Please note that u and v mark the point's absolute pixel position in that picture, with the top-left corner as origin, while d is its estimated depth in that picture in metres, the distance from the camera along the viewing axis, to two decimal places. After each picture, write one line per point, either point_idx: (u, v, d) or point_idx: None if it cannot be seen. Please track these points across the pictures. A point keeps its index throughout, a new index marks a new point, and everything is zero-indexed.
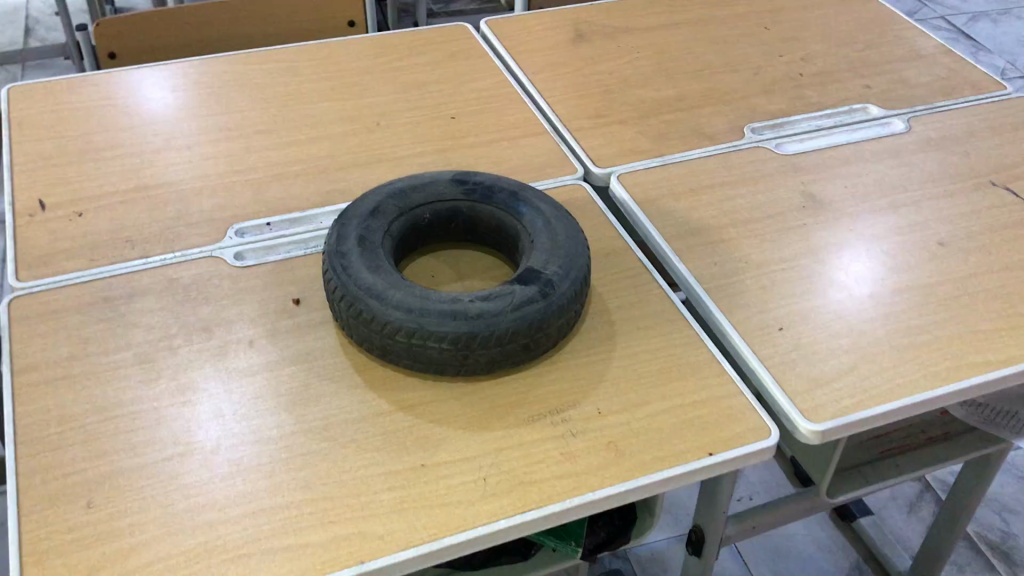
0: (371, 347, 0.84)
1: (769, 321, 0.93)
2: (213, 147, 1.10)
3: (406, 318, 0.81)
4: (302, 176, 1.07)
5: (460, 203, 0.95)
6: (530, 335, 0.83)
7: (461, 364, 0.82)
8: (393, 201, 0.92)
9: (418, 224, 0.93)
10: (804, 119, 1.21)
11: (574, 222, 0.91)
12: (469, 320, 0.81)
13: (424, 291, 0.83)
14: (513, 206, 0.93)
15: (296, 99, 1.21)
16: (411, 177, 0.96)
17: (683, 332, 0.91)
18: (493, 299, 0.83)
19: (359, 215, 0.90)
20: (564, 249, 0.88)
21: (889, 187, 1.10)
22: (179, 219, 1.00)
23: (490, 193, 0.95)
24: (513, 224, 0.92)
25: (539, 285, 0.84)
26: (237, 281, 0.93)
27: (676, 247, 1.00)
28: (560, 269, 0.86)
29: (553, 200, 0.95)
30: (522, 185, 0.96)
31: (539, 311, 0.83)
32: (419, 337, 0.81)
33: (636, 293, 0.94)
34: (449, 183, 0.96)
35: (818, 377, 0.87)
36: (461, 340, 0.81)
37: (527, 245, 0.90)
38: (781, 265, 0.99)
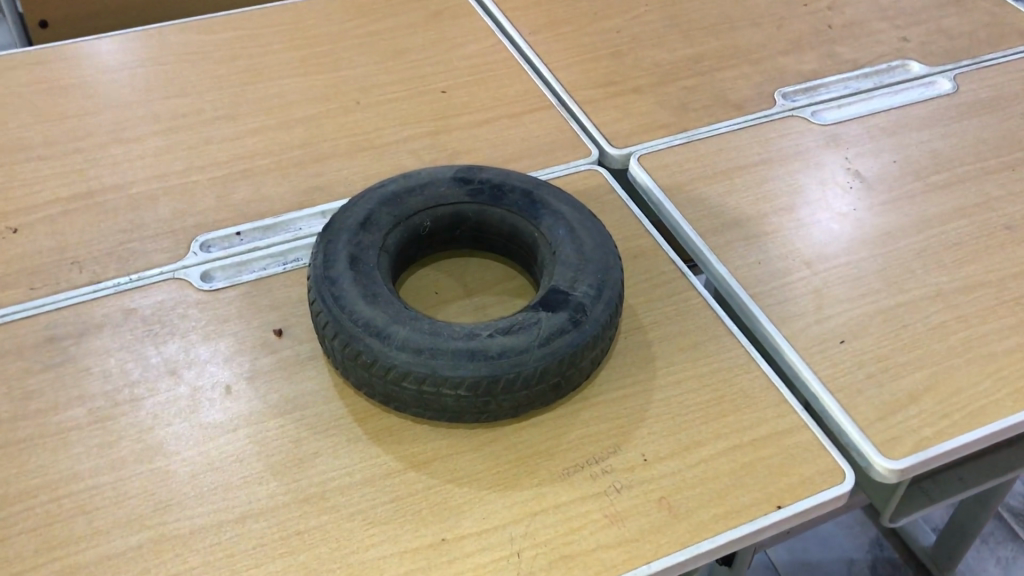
0: (374, 393, 0.71)
1: (827, 331, 0.80)
2: (169, 138, 0.95)
3: (414, 360, 0.68)
4: (274, 171, 0.92)
5: (465, 206, 0.81)
6: (562, 372, 0.70)
7: (482, 411, 0.69)
8: (386, 208, 0.78)
9: (417, 234, 0.79)
10: (839, 81, 1.08)
11: (601, 228, 0.78)
12: (489, 360, 0.68)
13: (434, 326, 0.70)
14: (528, 209, 0.79)
15: (262, 74, 1.05)
16: (405, 175, 0.82)
17: (731, 351, 0.78)
18: (516, 332, 0.70)
19: (348, 228, 0.76)
20: (594, 263, 0.75)
21: (944, 158, 0.97)
22: (133, 231, 0.85)
23: (500, 193, 0.81)
24: (530, 231, 0.79)
25: (569, 310, 0.71)
26: (207, 309, 0.79)
27: (712, 243, 0.87)
28: (592, 288, 0.73)
29: (574, 199, 0.81)
30: (536, 182, 0.82)
31: (571, 344, 0.70)
32: (431, 383, 0.68)
33: (672, 304, 0.82)
34: (450, 182, 0.81)
35: (891, 399, 0.76)
36: (481, 386, 0.68)
37: (548, 258, 0.76)
38: (833, 260, 0.86)
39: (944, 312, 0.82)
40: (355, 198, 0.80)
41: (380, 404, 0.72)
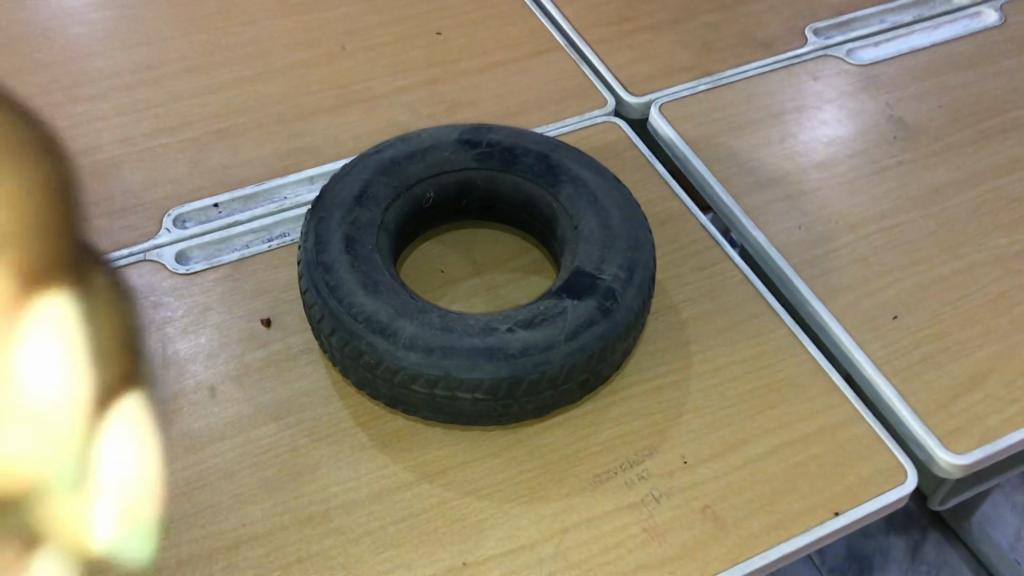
0: (378, 395, 0.62)
1: (879, 305, 0.72)
2: (134, 94, 0.85)
3: (425, 361, 0.60)
4: (253, 130, 0.82)
5: (472, 173, 0.71)
6: (591, 369, 0.62)
7: (501, 415, 0.61)
8: (384, 177, 0.69)
9: (420, 207, 0.70)
10: (874, 15, 0.99)
11: (627, 198, 0.69)
12: (510, 359, 0.60)
13: (444, 319, 0.61)
14: (544, 176, 0.70)
15: (236, 16, 0.94)
16: (404, 137, 0.72)
17: (772, 332, 0.70)
18: (539, 324, 0.61)
19: (341, 203, 0.67)
20: (622, 239, 0.66)
21: (995, 100, 0.88)
22: (98, 205, 0.76)
23: (511, 157, 0.71)
24: (547, 201, 0.70)
25: (597, 297, 0.63)
26: (184, 297, 0.70)
27: (746, 206, 0.78)
28: (622, 269, 0.64)
29: (595, 163, 0.72)
30: (551, 144, 0.73)
31: (601, 336, 0.61)
32: (444, 387, 0.60)
33: (706, 278, 0.73)
34: (455, 144, 0.72)
35: (952, 383, 0.68)
36: (501, 389, 0.60)
37: (569, 234, 0.68)
38: (881, 221, 0.78)
39: (1005, 280, 0.74)
40: (347, 166, 0.71)
41: (385, 405, 0.64)
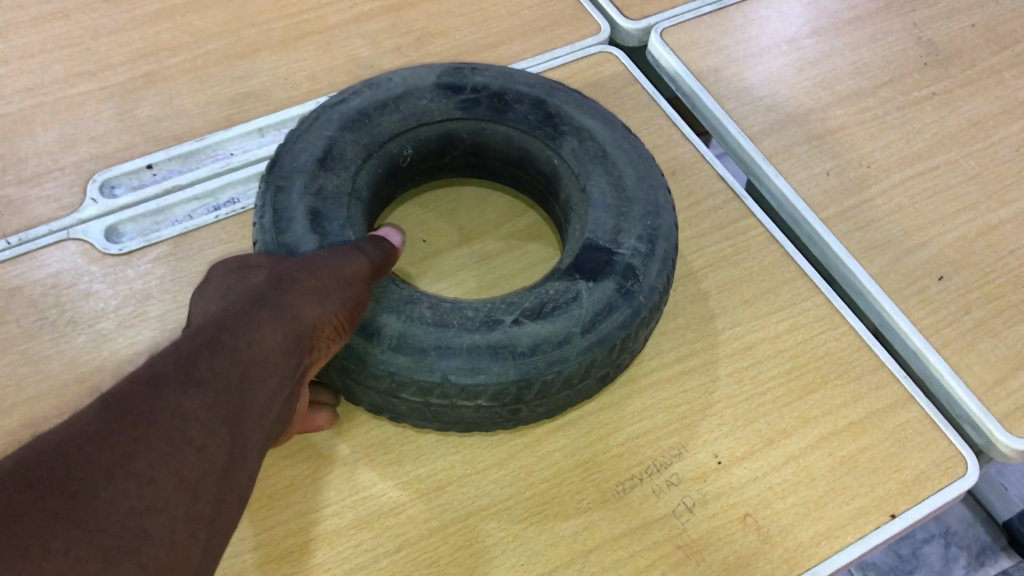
0: (361, 400, 0.53)
1: (922, 264, 0.64)
2: (42, 32, 0.71)
3: (416, 365, 0.50)
4: (188, 72, 0.69)
5: (456, 125, 0.60)
6: (611, 362, 0.52)
7: (508, 420, 0.52)
8: (352, 133, 0.57)
9: (395, 167, 0.59)
10: None
11: (641, 152, 0.59)
12: (517, 359, 0.50)
13: (437, 311, 0.51)
14: (543, 126, 0.60)
15: None
16: (372, 81, 0.60)
17: (804, 302, 0.62)
18: (550, 314, 0.51)
19: (303, 169, 0.55)
20: (640, 203, 0.56)
21: None
22: (6, 171, 0.63)
23: (501, 104, 0.60)
24: (546, 157, 0.59)
25: (616, 277, 0.53)
26: (117, 283, 0.59)
27: (766, 149, 0.69)
28: (642, 241, 0.54)
29: (599, 107, 0.61)
30: (548, 86, 0.62)
31: (623, 325, 0.52)
32: (441, 394, 0.50)
33: (727, 241, 0.64)
34: (434, 90, 0.60)
35: (1010, 354, 0.60)
36: (509, 394, 0.50)
37: (576, 198, 0.57)
38: (916, 164, 0.69)
39: None
40: (305, 119, 0.59)
41: (368, 408, 0.54)
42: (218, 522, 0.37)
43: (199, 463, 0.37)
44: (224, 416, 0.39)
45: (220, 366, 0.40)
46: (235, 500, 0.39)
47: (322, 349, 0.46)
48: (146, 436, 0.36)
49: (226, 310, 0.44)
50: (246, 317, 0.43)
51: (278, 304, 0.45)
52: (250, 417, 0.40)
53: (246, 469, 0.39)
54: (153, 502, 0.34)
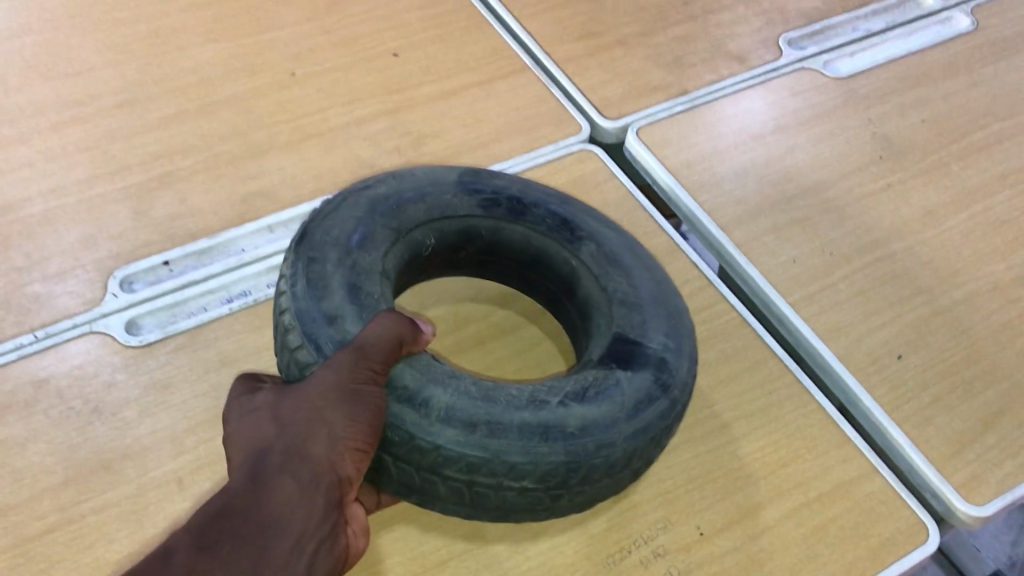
0: (390, 479, 0.54)
1: (882, 345, 0.69)
2: (62, 136, 0.76)
3: (467, 441, 0.52)
4: (201, 172, 0.75)
5: (479, 223, 0.64)
6: (647, 454, 0.56)
7: (545, 507, 0.54)
8: (384, 219, 0.61)
9: (419, 253, 0.63)
10: (847, 20, 0.97)
11: (652, 262, 0.65)
12: (569, 442, 0.53)
13: (482, 389, 0.54)
14: (563, 229, 0.64)
15: (169, 40, 0.85)
16: (399, 176, 0.64)
17: (776, 382, 0.67)
18: (593, 400, 0.55)
19: (337, 244, 0.59)
20: (659, 310, 0.61)
21: (977, 113, 0.86)
22: (32, 269, 0.68)
23: (521, 208, 0.65)
24: (564, 257, 0.64)
25: (651, 370, 0.58)
26: (138, 373, 0.63)
27: (738, 238, 0.75)
28: (669, 340, 0.60)
29: (607, 222, 0.67)
30: (562, 197, 0.67)
31: (660, 416, 0.56)
32: (487, 472, 0.52)
33: (704, 326, 0.69)
34: (459, 188, 0.65)
35: (965, 428, 0.65)
36: (555, 476, 0.53)
37: (600, 297, 0.62)
38: (875, 251, 0.75)
39: (1005, 310, 0.72)
40: (331, 202, 0.62)
41: (387, 493, 0.56)
42: None
43: None
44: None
45: (237, 533, 0.46)
46: None
47: (349, 471, 0.50)
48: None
49: (243, 472, 0.48)
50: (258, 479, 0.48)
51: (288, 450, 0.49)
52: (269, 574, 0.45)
53: None
54: None
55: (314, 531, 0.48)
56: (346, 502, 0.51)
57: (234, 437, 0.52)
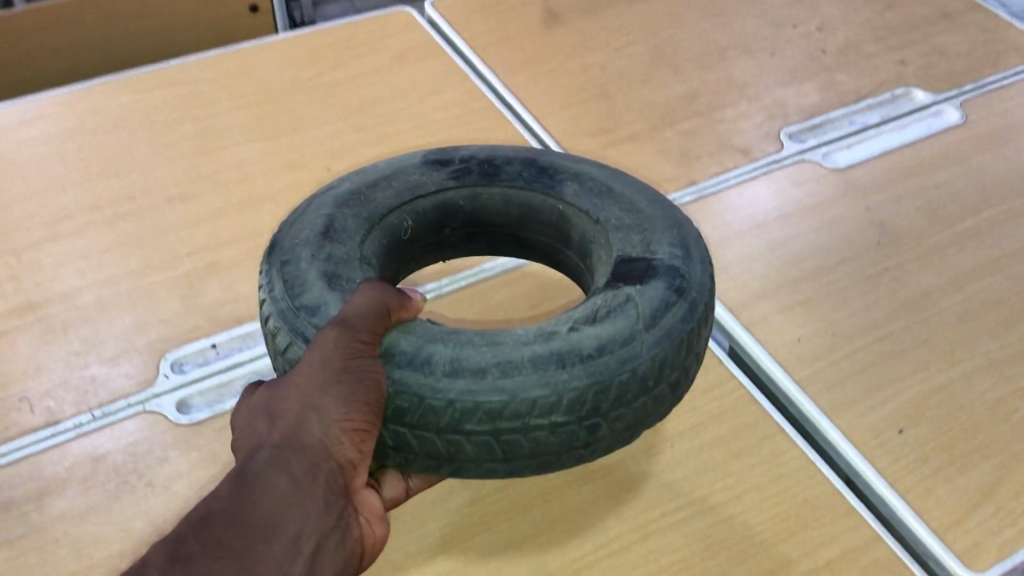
0: (417, 452, 0.58)
1: (884, 420, 0.73)
2: (117, 229, 0.83)
3: (485, 385, 0.56)
4: (244, 262, 0.80)
5: (453, 195, 0.71)
6: (674, 371, 0.60)
7: (582, 440, 0.58)
8: (351, 209, 0.67)
9: (399, 238, 0.70)
10: (844, 114, 1.03)
11: (638, 181, 0.72)
12: (585, 359, 0.57)
13: (486, 337, 0.58)
14: (543, 181, 0.72)
15: (214, 140, 0.92)
16: (363, 172, 0.72)
17: (784, 454, 0.71)
18: (606, 319, 0.59)
19: (308, 242, 0.64)
20: (658, 222, 0.67)
21: (968, 200, 0.91)
22: (89, 352, 0.73)
23: (493, 170, 0.72)
24: (551, 204, 0.71)
25: (662, 279, 0.62)
26: (187, 449, 0.67)
27: (746, 320, 0.80)
28: (675, 249, 0.65)
29: (583, 160, 0.74)
30: (533, 151, 0.74)
31: (683, 316, 0.61)
32: (510, 410, 0.56)
33: (715, 403, 0.74)
34: (423, 168, 0.72)
35: (965, 497, 0.68)
36: (579, 397, 0.56)
37: (602, 240, 0.68)
38: (874, 331, 0.79)
39: (1000, 386, 0.76)
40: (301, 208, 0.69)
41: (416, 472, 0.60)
42: None
43: None
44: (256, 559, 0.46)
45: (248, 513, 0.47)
46: None
47: (350, 456, 0.54)
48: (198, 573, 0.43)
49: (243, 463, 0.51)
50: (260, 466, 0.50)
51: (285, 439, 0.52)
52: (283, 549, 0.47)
53: None
54: None
55: (321, 514, 0.51)
56: (350, 492, 0.54)
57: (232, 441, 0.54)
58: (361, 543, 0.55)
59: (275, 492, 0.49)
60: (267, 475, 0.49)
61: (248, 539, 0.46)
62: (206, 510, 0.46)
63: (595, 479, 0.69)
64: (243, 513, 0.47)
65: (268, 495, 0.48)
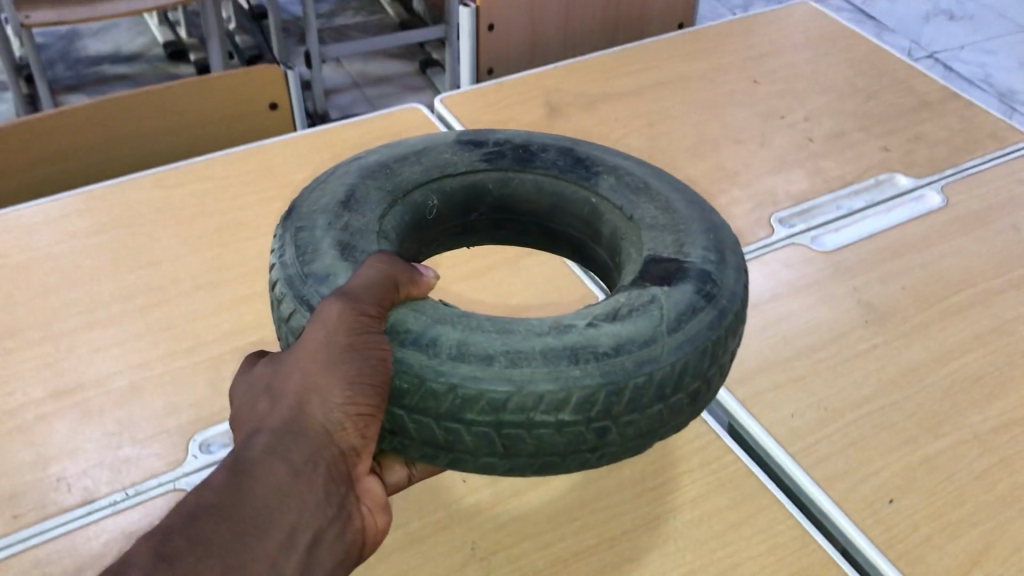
0: (414, 438, 0.62)
1: (875, 491, 0.77)
2: (148, 316, 0.88)
3: (495, 373, 0.59)
4: (268, 346, 0.85)
5: (483, 176, 0.80)
6: (690, 379, 0.64)
7: (587, 439, 0.62)
8: (374, 182, 0.75)
9: (423, 211, 0.78)
10: (832, 199, 1.09)
11: (675, 179, 0.80)
12: (601, 359, 0.61)
13: (500, 327, 0.62)
14: (583, 173, 0.80)
15: (239, 231, 0.98)
16: (394, 148, 0.81)
17: (781, 523, 0.74)
18: (627, 320, 0.64)
19: (328, 211, 0.71)
20: (699, 224, 0.74)
21: (950, 280, 0.96)
22: (123, 432, 0.78)
23: (528, 157, 0.81)
24: (586, 193, 0.79)
25: (693, 283, 0.68)
26: None
27: (742, 396, 0.84)
28: (709, 253, 0.71)
29: (619, 156, 0.83)
30: (573, 143, 0.84)
31: (710, 323, 0.65)
32: (515, 402, 0.59)
33: (714, 475, 0.78)
34: (456, 148, 0.81)
35: (955, 564, 0.72)
36: (590, 396, 0.60)
37: (631, 233, 0.75)
38: (864, 405, 0.84)
39: (985, 457, 0.80)
40: (331, 175, 0.77)
41: (412, 458, 0.63)
42: None
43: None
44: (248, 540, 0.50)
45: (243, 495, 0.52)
46: None
47: (352, 442, 0.58)
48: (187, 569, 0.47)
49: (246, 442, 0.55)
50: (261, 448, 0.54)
51: (287, 424, 0.56)
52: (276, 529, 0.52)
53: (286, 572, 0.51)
54: None
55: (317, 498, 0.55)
56: (353, 478, 0.59)
57: (237, 419, 0.59)
58: (364, 532, 0.60)
59: (271, 482, 0.53)
60: (263, 463, 0.53)
61: (240, 533, 0.50)
62: (197, 503, 0.51)
63: (601, 549, 0.72)
64: (236, 506, 0.51)
65: (263, 485, 0.53)
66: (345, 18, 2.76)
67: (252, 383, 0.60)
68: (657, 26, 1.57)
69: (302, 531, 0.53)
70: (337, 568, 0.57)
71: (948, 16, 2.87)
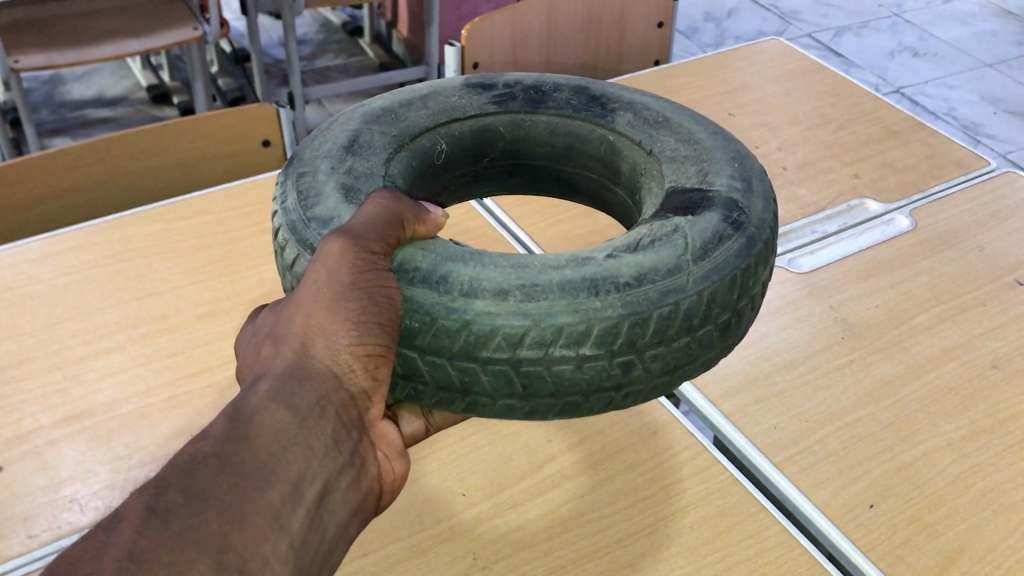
0: (429, 381, 0.67)
1: (856, 496, 0.80)
2: (152, 344, 0.91)
3: (514, 309, 0.64)
4: None
5: (490, 118, 0.86)
6: (711, 312, 0.68)
7: (608, 374, 0.66)
8: (379, 127, 0.80)
9: (434, 155, 0.84)
10: (806, 224, 1.14)
11: (693, 112, 0.86)
12: (623, 290, 0.65)
13: (516, 262, 0.66)
14: (599, 113, 0.86)
15: (238, 261, 1.02)
16: (397, 94, 0.86)
17: (769, 528, 0.77)
18: (650, 250, 0.68)
19: (332, 156, 0.76)
20: (721, 153, 0.79)
21: (920, 298, 1.01)
22: (130, 455, 0.80)
23: (540, 98, 0.88)
24: (605, 129, 0.86)
25: (719, 211, 0.72)
26: None
27: (727, 409, 0.88)
28: (734, 182, 0.75)
29: (634, 95, 0.88)
30: (586, 84, 0.89)
31: (736, 249, 0.70)
32: (534, 337, 0.64)
33: (703, 483, 0.81)
34: (464, 94, 0.87)
35: (932, 564, 0.75)
36: (612, 328, 0.64)
37: (651, 176, 0.81)
38: (843, 417, 0.88)
39: (958, 463, 0.83)
40: (337, 121, 0.82)
41: (425, 404, 0.69)
42: (272, 538, 0.52)
43: (232, 512, 0.51)
44: (250, 477, 0.53)
45: (249, 436, 0.54)
46: (292, 527, 0.53)
47: (363, 385, 0.62)
48: (179, 523, 0.49)
49: (253, 386, 0.58)
50: (269, 391, 0.58)
51: (292, 368, 0.60)
52: (286, 467, 0.55)
53: (298, 509, 0.54)
54: (188, 546, 0.48)
55: (330, 437, 0.59)
56: (365, 422, 0.63)
57: (247, 366, 0.63)
58: (380, 479, 0.64)
59: (276, 423, 0.56)
60: (267, 408, 0.56)
61: (239, 482, 0.52)
62: (198, 448, 0.53)
63: (597, 556, 0.75)
64: (237, 454, 0.53)
65: (267, 429, 0.55)
66: (326, 60, 2.82)
67: (262, 332, 0.64)
68: (634, 61, 1.63)
69: (308, 477, 0.56)
70: (351, 516, 0.61)
71: (912, 52, 2.96)
